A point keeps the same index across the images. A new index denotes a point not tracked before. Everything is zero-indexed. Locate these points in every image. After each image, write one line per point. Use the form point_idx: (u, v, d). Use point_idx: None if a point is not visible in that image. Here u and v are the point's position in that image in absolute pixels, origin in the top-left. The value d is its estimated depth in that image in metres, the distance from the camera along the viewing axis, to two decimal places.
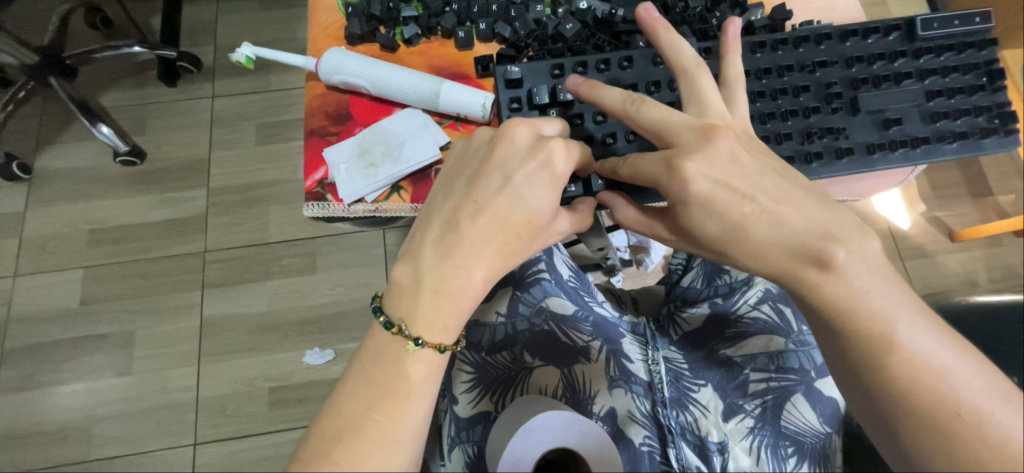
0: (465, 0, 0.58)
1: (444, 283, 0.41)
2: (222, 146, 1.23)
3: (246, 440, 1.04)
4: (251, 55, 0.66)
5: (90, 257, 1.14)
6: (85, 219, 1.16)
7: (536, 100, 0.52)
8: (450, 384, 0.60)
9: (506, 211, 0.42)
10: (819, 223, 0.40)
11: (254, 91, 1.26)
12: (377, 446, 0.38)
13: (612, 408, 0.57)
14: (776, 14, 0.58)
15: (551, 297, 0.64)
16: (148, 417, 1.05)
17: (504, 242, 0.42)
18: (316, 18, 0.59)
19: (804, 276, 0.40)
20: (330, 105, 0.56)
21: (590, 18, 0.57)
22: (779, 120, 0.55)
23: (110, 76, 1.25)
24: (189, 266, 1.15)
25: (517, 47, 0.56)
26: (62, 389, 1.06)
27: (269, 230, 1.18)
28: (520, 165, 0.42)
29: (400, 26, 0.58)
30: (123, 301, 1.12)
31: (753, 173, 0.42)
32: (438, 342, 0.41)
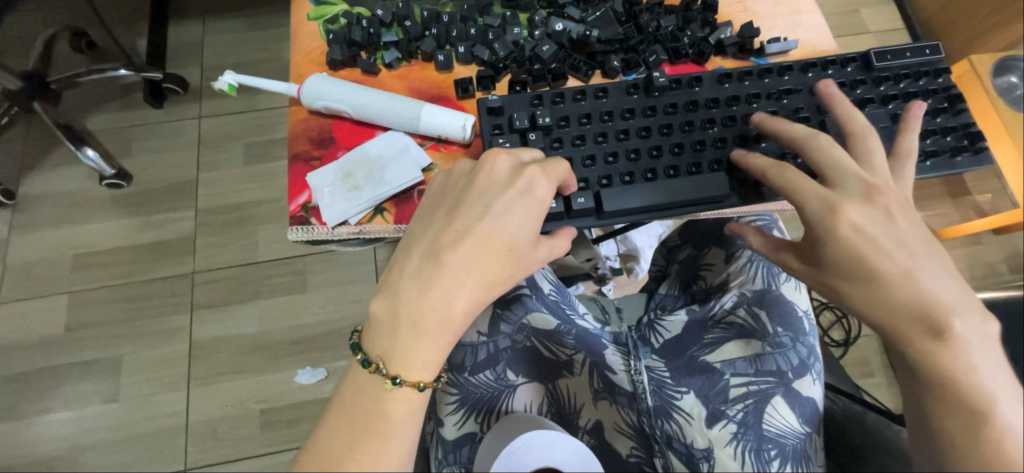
0: (444, 25, 0.59)
1: (425, 317, 0.41)
2: (210, 167, 1.23)
3: (237, 464, 1.03)
4: (234, 82, 0.66)
5: (75, 282, 1.13)
6: (71, 244, 1.15)
7: (517, 124, 0.53)
8: (434, 405, 0.61)
9: (488, 237, 0.43)
10: (909, 262, 0.43)
11: (240, 111, 1.27)
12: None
13: (598, 420, 0.62)
14: (744, 32, 0.60)
15: (534, 312, 0.63)
16: (136, 444, 1.03)
17: (485, 271, 0.43)
18: (300, 43, 0.60)
19: (914, 339, 0.43)
20: (313, 129, 0.57)
21: (565, 39, 0.59)
22: (753, 142, 0.55)
23: (95, 100, 1.25)
24: (177, 288, 1.14)
25: (495, 68, 0.58)
26: (48, 418, 1.04)
27: (258, 249, 1.17)
28: (501, 194, 0.44)
29: (381, 51, 0.59)
30: (109, 326, 1.10)
31: (902, 236, 0.44)
32: (417, 380, 0.41)
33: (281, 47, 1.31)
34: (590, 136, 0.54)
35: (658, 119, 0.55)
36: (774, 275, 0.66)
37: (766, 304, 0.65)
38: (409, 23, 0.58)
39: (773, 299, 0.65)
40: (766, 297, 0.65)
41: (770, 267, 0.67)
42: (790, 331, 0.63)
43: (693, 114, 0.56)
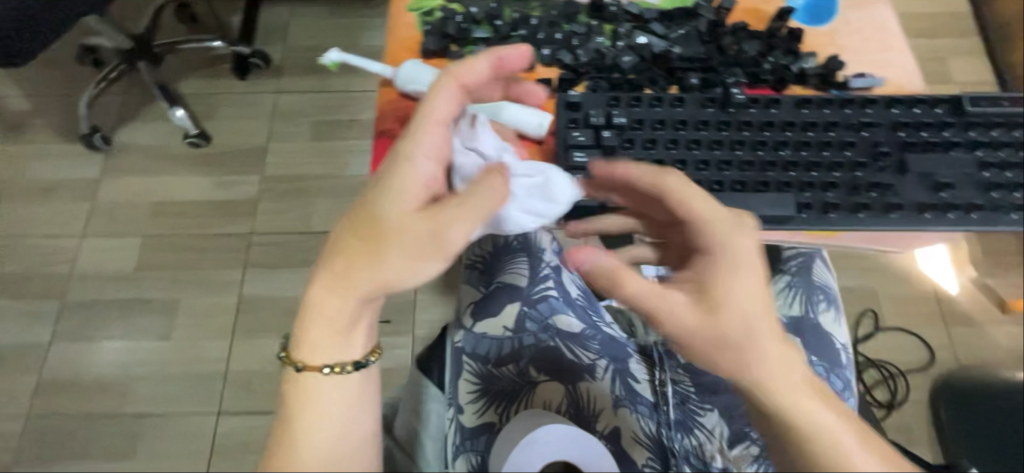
0: (532, 27, 0.62)
1: (312, 298, 0.47)
2: (280, 138, 1.32)
3: (265, 417, 1.09)
4: (337, 59, 0.69)
5: (150, 227, 1.24)
6: (151, 192, 1.26)
7: (593, 121, 0.56)
8: (456, 392, 0.63)
9: (349, 226, 0.47)
10: (753, 318, 0.43)
11: (315, 91, 1.35)
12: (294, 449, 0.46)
13: (616, 427, 0.62)
14: (831, 63, 0.59)
15: (557, 314, 0.68)
16: (180, 382, 1.12)
17: (354, 252, 0.45)
18: (396, 32, 0.63)
19: (773, 397, 0.43)
20: (401, 111, 0.60)
21: (648, 53, 0.60)
22: (824, 170, 0.55)
23: (189, 65, 1.37)
24: (236, 245, 1.22)
25: (576, 72, 0.60)
26: (109, 345, 1.15)
27: (311, 220, 1.24)
28: (406, 171, 0.46)
29: (470, 45, 0.62)
30: (172, 271, 1.20)
31: (754, 288, 0.44)
32: (298, 359, 0.48)
33: (359, 35, 1.40)
34: (663, 141, 0.56)
35: (732, 134, 0.56)
36: (813, 304, 0.72)
37: (802, 331, 0.70)
38: (499, 22, 0.62)
39: (810, 328, 0.70)
40: (802, 324, 0.71)
41: (810, 296, 0.72)
42: (823, 362, 0.68)
43: (768, 134, 0.56)
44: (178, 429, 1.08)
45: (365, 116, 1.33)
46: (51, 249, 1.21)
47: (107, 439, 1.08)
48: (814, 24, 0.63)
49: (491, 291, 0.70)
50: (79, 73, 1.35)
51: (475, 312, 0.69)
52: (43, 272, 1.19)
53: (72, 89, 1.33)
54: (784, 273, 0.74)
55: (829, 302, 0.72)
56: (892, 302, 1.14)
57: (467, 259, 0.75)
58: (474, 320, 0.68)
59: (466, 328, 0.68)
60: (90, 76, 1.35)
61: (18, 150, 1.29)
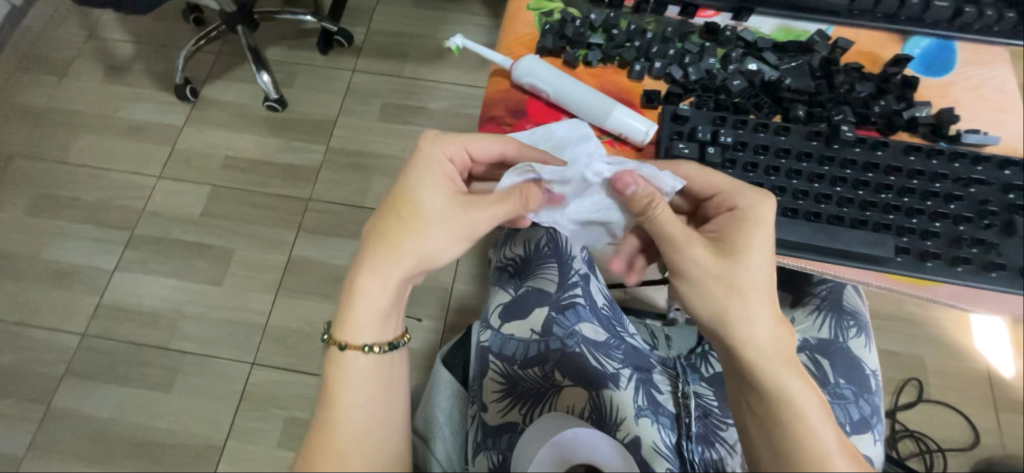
0: (647, 40, 0.64)
1: (358, 281, 0.50)
2: (350, 114, 1.38)
3: (294, 375, 1.13)
4: (461, 45, 0.73)
5: (219, 178, 1.31)
6: (225, 146, 1.34)
7: (700, 136, 0.58)
8: (479, 391, 0.64)
9: (388, 212, 0.52)
10: (754, 264, 0.50)
11: (389, 75, 1.42)
12: (338, 426, 0.47)
13: (637, 437, 0.62)
14: (945, 115, 0.59)
15: (583, 322, 0.67)
16: (222, 327, 1.17)
17: (396, 235, 0.50)
18: (515, 28, 0.68)
19: (747, 330, 0.48)
20: (511, 101, 0.64)
21: (757, 80, 0.61)
22: (927, 218, 0.55)
23: (279, 34, 1.46)
24: (293, 208, 1.28)
25: (683, 88, 0.62)
26: (164, 281, 1.22)
27: (367, 196, 1.29)
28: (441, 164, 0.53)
29: (585, 49, 0.65)
30: (232, 223, 1.27)
31: (756, 241, 0.50)
32: (340, 340, 0.49)
33: (439, 29, 1.46)
34: (763, 166, 0.57)
35: (834, 169, 0.56)
36: (842, 329, 0.72)
37: (830, 355, 0.71)
38: (616, 31, 0.65)
39: (839, 351, 0.71)
40: (831, 347, 0.71)
41: (839, 321, 0.73)
42: (851, 385, 0.68)
43: (872, 175, 0.56)
44: (214, 371, 1.14)
45: (433, 105, 1.38)
46: (129, 184, 1.30)
47: (149, 368, 1.14)
48: (930, 74, 0.63)
49: (520, 294, 0.71)
50: (183, 30, 1.46)
51: (503, 313, 0.70)
52: (119, 203, 1.28)
53: (174, 43, 1.45)
54: (813, 296, 0.75)
55: (859, 328, 0.72)
56: (942, 376, 1.08)
57: (498, 261, 0.77)
58: (502, 321, 0.69)
59: (495, 328, 0.68)
60: (191, 33, 1.46)
61: (118, 91, 1.40)
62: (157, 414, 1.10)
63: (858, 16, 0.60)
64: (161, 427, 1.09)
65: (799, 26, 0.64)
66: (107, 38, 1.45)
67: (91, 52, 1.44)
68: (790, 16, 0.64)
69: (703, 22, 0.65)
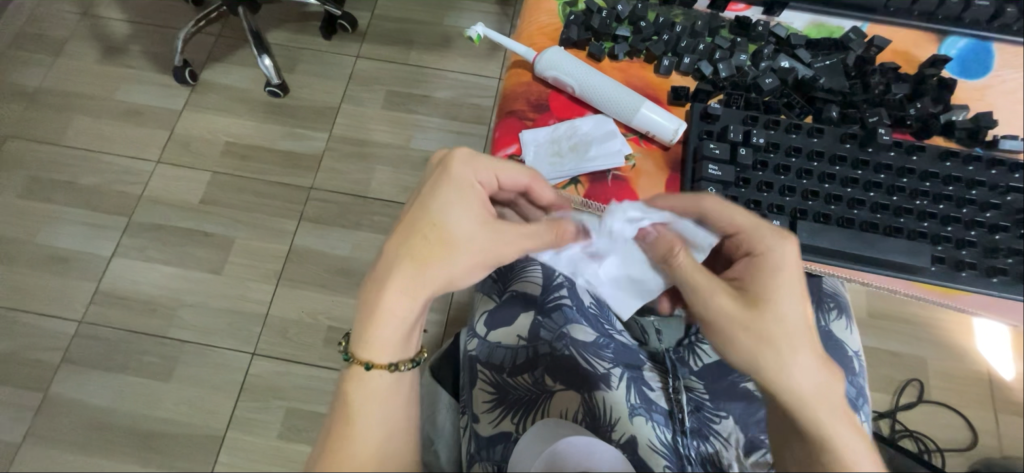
0: (675, 34, 0.63)
1: (384, 305, 0.47)
2: (353, 101, 1.35)
3: (295, 366, 1.12)
4: (482, 35, 0.71)
5: (218, 165, 1.29)
6: (225, 132, 1.31)
7: (731, 136, 0.56)
8: (470, 401, 0.62)
9: (415, 226, 0.49)
10: (784, 313, 0.46)
11: (393, 62, 1.38)
12: (352, 445, 0.46)
13: (633, 436, 0.58)
14: (982, 119, 0.58)
15: (571, 323, 0.65)
16: (222, 317, 1.16)
17: (426, 261, 0.48)
18: (537, 18, 0.66)
19: (790, 388, 0.45)
20: (533, 94, 0.62)
21: (791, 78, 0.60)
22: (961, 227, 0.54)
23: (280, 17, 1.43)
24: (295, 197, 1.26)
25: (713, 85, 0.60)
26: (163, 269, 1.20)
27: (369, 186, 1.27)
28: (469, 179, 0.50)
29: (611, 42, 0.64)
30: (232, 210, 1.25)
31: (782, 288, 0.47)
32: (365, 359, 0.48)
33: (444, 15, 1.43)
34: (796, 169, 0.55)
35: (868, 174, 0.55)
36: (824, 311, 0.68)
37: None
38: (644, 24, 0.63)
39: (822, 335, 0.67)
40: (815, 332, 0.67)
41: (819, 304, 0.69)
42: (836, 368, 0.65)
43: (908, 181, 0.55)
44: (214, 360, 1.12)
45: (438, 94, 1.36)
46: (126, 169, 1.27)
47: (148, 356, 1.13)
48: (970, 76, 0.61)
49: (504, 300, 0.69)
50: (181, 10, 1.43)
51: (488, 320, 0.67)
52: (116, 188, 1.26)
53: (172, 23, 1.41)
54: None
55: (840, 309, 0.68)
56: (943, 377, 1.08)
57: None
58: (488, 329, 0.66)
59: (481, 337, 0.66)
60: (190, 15, 1.42)
61: (114, 72, 1.36)
62: (156, 403, 1.09)
63: (893, 14, 0.63)
64: (160, 416, 1.08)
65: (833, 22, 0.63)
66: (103, 17, 1.41)
67: (85, 31, 1.40)
68: (823, 12, 0.63)
69: (733, 16, 0.64)
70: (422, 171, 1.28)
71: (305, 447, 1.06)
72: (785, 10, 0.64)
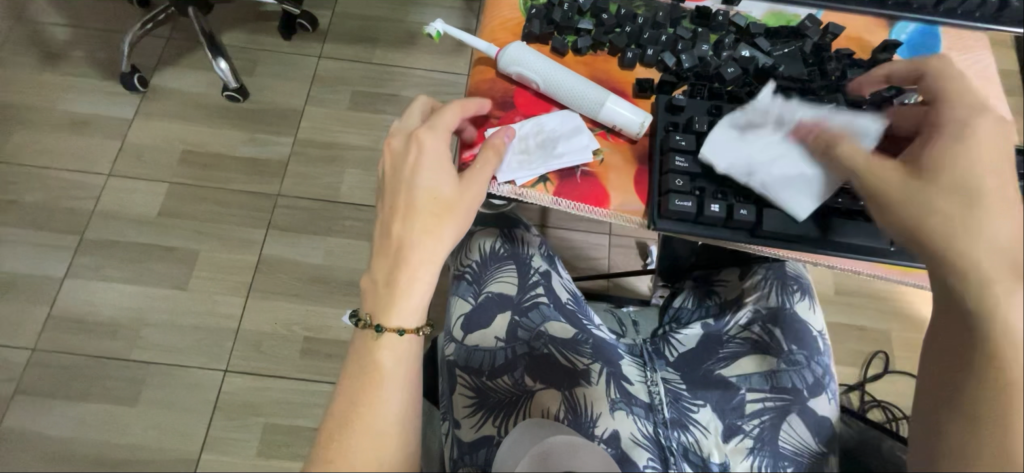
0: (638, 26, 0.63)
1: (413, 268, 0.48)
2: (317, 103, 1.30)
3: (271, 380, 1.09)
4: (441, 31, 0.69)
5: (177, 175, 1.22)
6: (181, 140, 1.25)
7: (697, 127, 0.56)
8: (450, 407, 0.60)
9: (410, 200, 0.50)
10: (965, 182, 0.47)
11: (358, 61, 1.34)
12: (377, 412, 0.46)
13: (615, 430, 0.57)
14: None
15: (550, 321, 0.65)
16: (190, 334, 1.11)
17: (435, 224, 0.49)
18: (498, 12, 0.65)
19: (944, 257, 0.46)
20: (498, 91, 0.61)
21: (751, 67, 0.61)
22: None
23: (235, 18, 1.36)
24: (261, 205, 1.21)
25: (677, 76, 0.61)
26: (121, 287, 1.14)
27: (340, 190, 1.24)
28: (438, 145, 0.51)
29: (574, 35, 0.63)
30: (195, 222, 1.19)
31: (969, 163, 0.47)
32: (398, 326, 0.48)
33: (409, 12, 1.39)
34: None
35: None
36: (787, 294, 0.66)
37: (781, 323, 0.65)
38: (606, 16, 0.63)
39: (787, 318, 0.65)
40: (780, 315, 0.65)
41: (783, 287, 0.67)
42: (805, 349, 0.63)
43: None
44: (184, 380, 1.08)
45: (406, 92, 1.32)
46: (75, 184, 1.20)
47: (112, 381, 1.07)
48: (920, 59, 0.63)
49: (480, 302, 0.68)
50: (126, 13, 1.35)
51: (465, 324, 0.66)
52: (66, 205, 1.18)
53: (117, 27, 1.33)
54: (758, 266, 0.69)
55: (803, 291, 0.67)
56: (906, 348, 1.14)
57: (455, 270, 0.72)
58: (465, 332, 0.65)
59: (458, 341, 0.65)
60: (137, 17, 1.34)
61: (55, 80, 1.27)
62: (123, 429, 1.04)
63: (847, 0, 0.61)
64: (129, 442, 1.03)
65: (790, 11, 0.65)
66: (39, 22, 1.32)
67: (20, 38, 1.30)
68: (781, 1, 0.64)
69: (693, 6, 0.65)
70: None
71: (286, 463, 1.03)
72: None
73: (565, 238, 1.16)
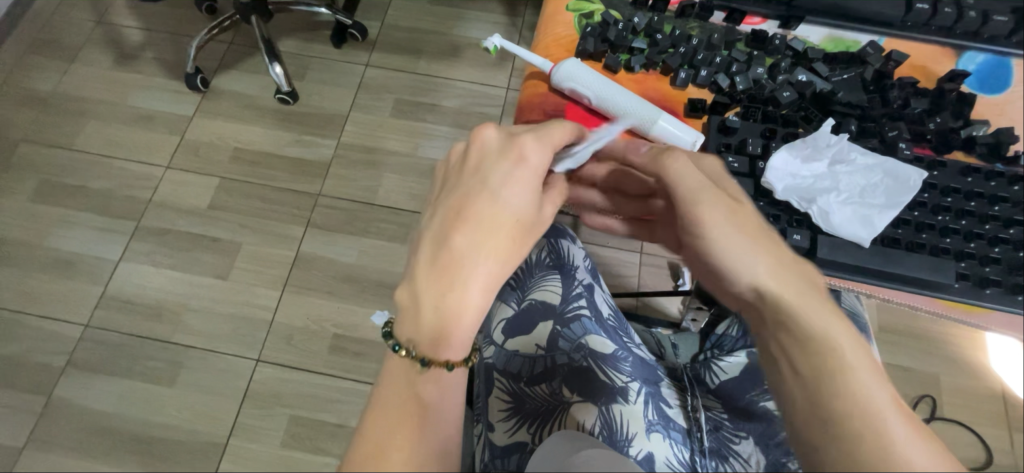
0: (692, 47, 0.63)
1: (466, 295, 0.42)
2: (362, 109, 1.36)
3: (299, 373, 1.12)
4: (498, 46, 0.71)
5: (227, 170, 1.29)
6: (234, 137, 1.32)
7: (749, 149, 0.56)
8: (485, 409, 0.61)
9: (492, 216, 0.43)
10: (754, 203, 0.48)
11: (402, 71, 1.40)
12: (418, 452, 0.40)
13: (650, 453, 0.55)
14: (1003, 135, 0.57)
15: (590, 335, 0.64)
16: (227, 323, 1.16)
17: (507, 253, 0.43)
18: (554, 29, 0.66)
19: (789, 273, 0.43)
20: (550, 104, 0.62)
21: (809, 91, 0.60)
22: (985, 243, 0.53)
23: (292, 26, 1.45)
24: (302, 203, 1.26)
25: (730, 98, 0.60)
26: (168, 273, 1.20)
27: (377, 193, 1.28)
28: (532, 163, 0.46)
29: (627, 54, 0.64)
30: (241, 216, 1.25)
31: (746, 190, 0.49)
32: (444, 359, 0.43)
33: (453, 25, 1.44)
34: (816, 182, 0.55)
35: (887, 185, 0.55)
36: None
37: None
38: (660, 36, 0.63)
39: None
40: None
41: None
42: None
43: (929, 195, 0.55)
44: (218, 367, 1.12)
45: (447, 102, 1.36)
46: (136, 174, 1.28)
47: (153, 361, 1.12)
48: (988, 91, 0.61)
49: (522, 308, 0.68)
50: (194, 19, 1.45)
51: (506, 328, 0.66)
52: (125, 193, 1.26)
53: (184, 31, 1.43)
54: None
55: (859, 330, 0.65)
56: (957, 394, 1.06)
57: None
58: (505, 336, 0.65)
59: (498, 344, 0.65)
60: (204, 23, 1.45)
61: (127, 78, 1.38)
62: (159, 409, 1.09)
63: (910, 28, 0.62)
64: (162, 422, 1.08)
65: (850, 36, 0.64)
66: (117, 24, 1.43)
67: (100, 38, 1.42)
68: (840, 26, 0.63)
69: (749, 29, 0.65)
70: (430, 179, 1.29)
71: (309, 456, 1.05)
72: (801, 24, 0.64)
73: (596, 254, 1.15)
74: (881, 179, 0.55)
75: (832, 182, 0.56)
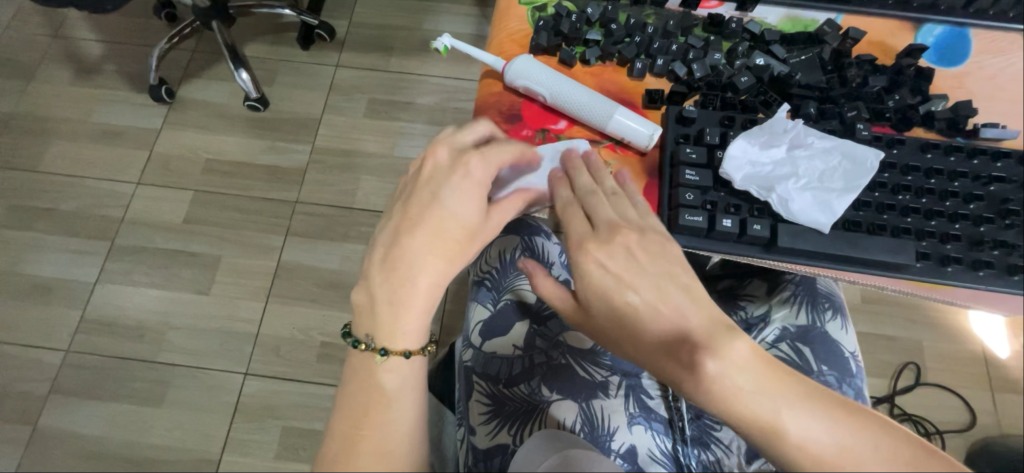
0: (648, 35, 0.62)
1: (418, 290, 0.44)
2: (334, 111, 1.33)
3: (289, 384, 1.11)
4: (449, 45, 0.69)
5: (200, 183, 1.26)
6: (204, 148, 1.29)
7: (707, 139, 0.56)
8: (466, 414, 0.60)
9: (440, 222, 0.45)
10: (648, 293, 0.47)
11: (374, 70, 1.37)
12: (386, 436, 0.43)
13: (632, 445, 0.56)
14: (961, 109, 0.57)
15: (568, 332, 0.64)
16: (212, 338, 1.14)
17: (456, 254, 0.45)
18: (507, 24, 0.64)
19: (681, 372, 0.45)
20: (505, 104, 0.61)
21: (766, 75, 0.59)
22: (946, 221, 0.53)
23: (257, 30, 1.41)
24: (280, 212, 1.24)
25: (688, 86, 0.60)
26: (147, 291, 1.18)
27: (356, 196, 1.26)
28: (476, 179, 0.47)
29: (582, 46, 0.63)
30: (218, 228, 1.23)
31: (641, 271, 0.48)
32: (404, 348, 0.44)
33: (423, 20, 1.41)
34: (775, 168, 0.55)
35: (846, 167, 0.55)
36: (818, 312, 0.67)
37: (810, 340, 0.65)
38: (615, 26, 0.62)
39: (819, 336, 0.65)
40: (811, 334, 0.65)
41: (814, 305, 0.67)
42: (834, 372, 0.63)
43: (890, 176, 0.55)
44: (205, 383, 1.11)
45: (421, 99, 1.34)
46: (106, 192, 1.25)
47: (138, 382, 1.11)
48: (948, 63, 0.61)
49: (498, 309, 0.67)
50: (155, 28, 1.40)
51: (483, 330, 0.65)
52: (97, 212, 1.23)
53: (146, 41, 1.39)
54: (787, 281, 0.68)
55: (834, 309, 0.67)
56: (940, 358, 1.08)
57: (475, 275, 0.71)
58: (482, 338, 0.64)
59: (476, 347, 0.64)
60: (165, 31, 1.40)
61: (89, 93, 1.34)
62: (148, 429, 1.08)
63: (866, 4, 0.62)
64: (153, 442, 1.07)
65: (807, 15, 0.63)
66: (74, 38, 1.38)
67: (57, 53, 1.37)
68: (796, 6, 0.63)
69: (705, 13, 0.63)
70: None
71: (305, 465, 1.05)
72: (758, 5, 0.63)
73: None
74: (840, 162, 0.55)
75: (791, 168, 0.55)
